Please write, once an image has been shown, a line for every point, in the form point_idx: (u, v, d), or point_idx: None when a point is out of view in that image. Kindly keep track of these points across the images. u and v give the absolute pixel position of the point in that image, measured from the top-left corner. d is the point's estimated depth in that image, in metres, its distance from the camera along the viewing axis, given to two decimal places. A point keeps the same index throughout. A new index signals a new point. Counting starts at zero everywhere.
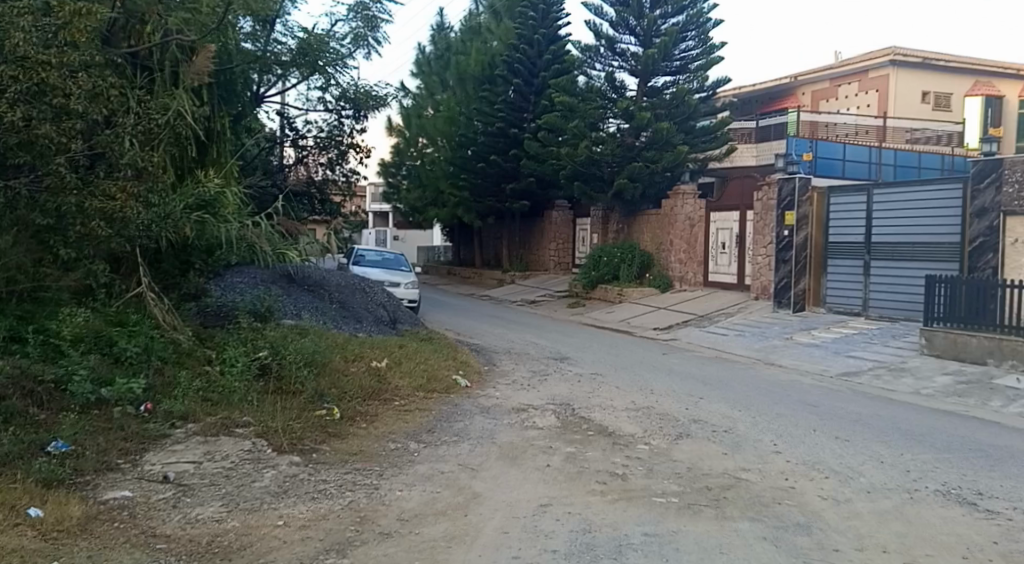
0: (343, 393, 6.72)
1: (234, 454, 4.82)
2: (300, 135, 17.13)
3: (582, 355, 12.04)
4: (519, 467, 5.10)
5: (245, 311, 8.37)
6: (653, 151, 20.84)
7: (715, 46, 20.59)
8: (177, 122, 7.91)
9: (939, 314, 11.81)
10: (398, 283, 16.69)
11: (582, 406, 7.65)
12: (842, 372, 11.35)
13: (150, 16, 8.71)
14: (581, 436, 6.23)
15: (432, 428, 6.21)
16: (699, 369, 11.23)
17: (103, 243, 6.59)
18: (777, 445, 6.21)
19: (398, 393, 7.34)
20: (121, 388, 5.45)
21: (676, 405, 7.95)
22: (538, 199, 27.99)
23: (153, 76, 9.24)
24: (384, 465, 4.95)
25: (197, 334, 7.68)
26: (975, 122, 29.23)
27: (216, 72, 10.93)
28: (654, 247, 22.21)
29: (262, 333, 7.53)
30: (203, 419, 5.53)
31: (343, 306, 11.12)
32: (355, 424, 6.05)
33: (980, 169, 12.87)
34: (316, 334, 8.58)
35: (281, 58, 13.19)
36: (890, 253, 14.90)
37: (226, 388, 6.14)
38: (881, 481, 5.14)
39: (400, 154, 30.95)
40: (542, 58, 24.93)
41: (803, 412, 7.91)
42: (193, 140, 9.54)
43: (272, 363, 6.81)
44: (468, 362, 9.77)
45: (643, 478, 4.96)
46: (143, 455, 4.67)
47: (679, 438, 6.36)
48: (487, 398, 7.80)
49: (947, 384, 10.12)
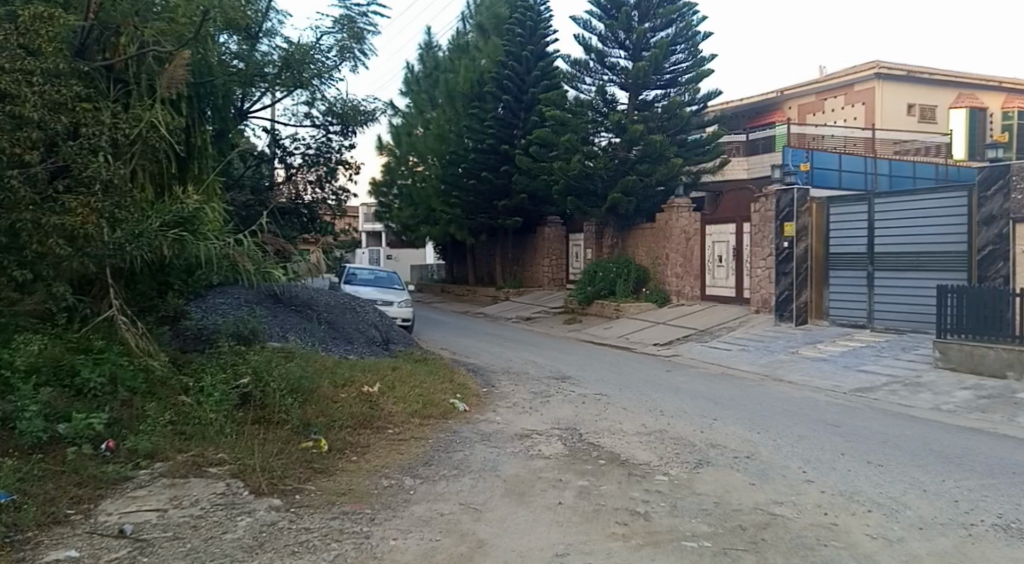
0: (332, 422, 6.17)
1: (205, 499, 4.24)
2: (288, 152, 16.60)
3: (583, 373, 11.50)
4: (527, 506, 4.54)
5: (226, 334, 7.81)
6: (646, 165, 20.41)
7: (706, 59, 20.26)
8: (152, 135, 7.41)
9: (951, 325, 11.37)
10: (391, 301, 16.10)
11: (590, 431, 7.10)
12: (855, 388, 10.84)
13: (126, 27, 8.32)
14: (592, 467, 5.68)
15: (429, 461, 5.64)
16: (706, 387, 10.70)
17: (69, 264, 6.30)
18: (807, 473, 5.69)
19: (391, 421, 6.78)
20: (79, 424, 4.87)
21: (689, 428, 7.42)
22: (531, 214, 27.51)
23: (128, 90, 8.39)
24: (376, 507, 4.37)
25: (175, 362, 7.05)
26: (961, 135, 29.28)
27: (194, 85, 9.96)
28: (650, 260, 21.73)
29: (247, 357, 6.92)
30: (173, 457, 4.96)
31: (332, 326, 10.56)
32: (344, 458, 5.49)
33: (986, 175, 12.49)
34: (303, 357, 7.99)
35: (265, 70, 12.64)
36: (893, 263, 14.48)
37: (201, 421, 5.57)
38: (931, 515, 4.60)
39: (390, 172, 30.52)
40: (530, 75, 24.56)
41: (825, 434, 7.39)
42: (171, 153, 8.75)
43: (254, 392, 6.24)
44: (467, 385, 9.17)
45: (668, 517, 4.40)
46: (99, 503, 4.08)
47: (698, 466, 5.82)
48: (488, 424, 7.22)
49: (968, 399, 9.64)
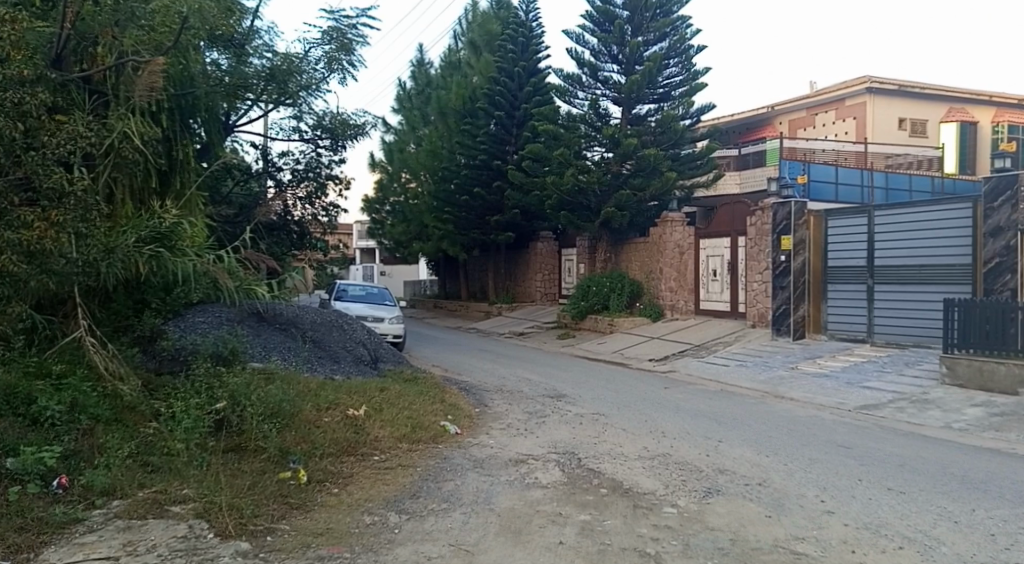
0: (313, 449, 5.71)
1: (163, 544, 3.79)
2: (277, 167, 16.13)
3: (580, 391, 11.05)
4: (524, 547, 4.09)
5: (205, 356, 7.01)
6: (640, 179, 20.09)
7: (699, 73, 20.06)
8: (126, 145, 7.03)
9: (957, 340, 11.01)
10: (382, 318, 15.63)
11: (589, 455, 6.67)
12: (861, 405, 10.45)
13: (104, 38, 7.82)
14: (594, 498, 5.24)
15: (417, 493, 5.18)
16: (709, 405, 10.28)
17: (30, 282, 5.79)
18: (826, 502, 5.35)
19: (377, 447, 6.31)
20: (27, 458, 4.38)
21: (694, 451, 7.00)
22: (523, 229, 27.09)
23: (107, 103, 7.93)
24: (357, 549, 3.92)
25: (147, 382, 6.49)
26: (952, 149, 30.05)
27: (176, 97, 9.14)
28: (644, 275, 21.34)
29: (225, 376, 6.40)
30: (133, 495, 4.48)
31: (318, 344, 10.02)
32: (325, 491, 5.02)
33: (993, 185, 12.19)
34: (286, 379, 7.46)
35: (252, 81, 12.13)
36: (894, 277, 14.15)
37: (169, 451, 5.09)
38: (968, 552, 4.21)
39: (382, 189, 30.15)
40: (522, 90, 24.11)
41: (838, 457, 6.97)
42: (151, 166, 8.09)
43: (231, 417, 5.77)
44: (458, 405, 8.70)
45: (681, 558, 3.98)
46: (41, 552, 3.64)
47: (707, 495, 5.40)
48: (481, 449, 6.78)
49: (980, 417, 9.26)
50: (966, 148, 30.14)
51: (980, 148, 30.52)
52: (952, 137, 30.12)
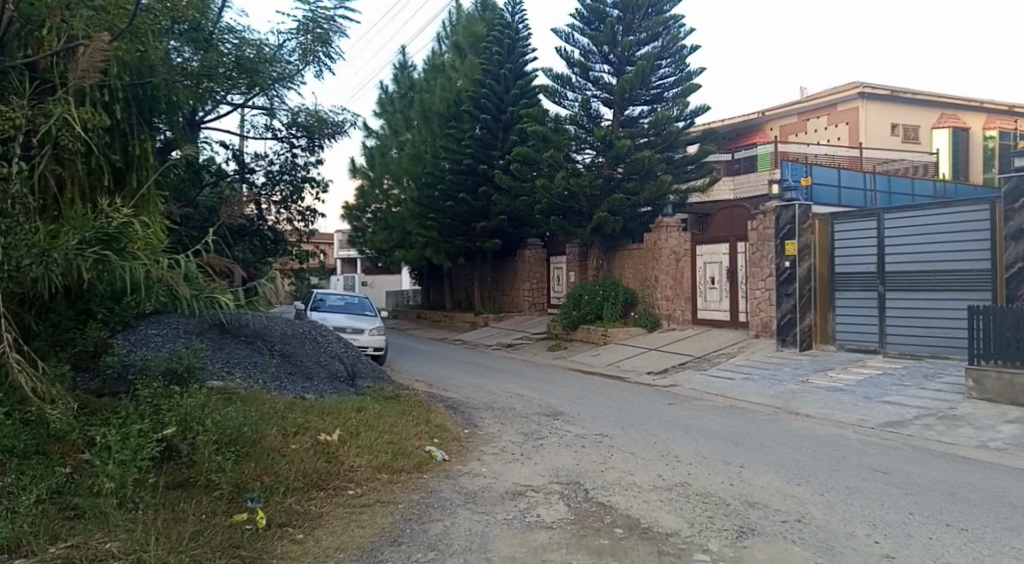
0: (276, 483, 4.87)
1: None
2: (250, 171, 15.38)
3: (576, 408, 10.21)
4: None
5: (155, 374, 6.17)
6: (634, 183, 19.32)
7: (692, 73, 19.39)
8: (66, 134, 6.31)
9: (981, 350, 10.28)
10: (362, 329, 14.78)
11: (596, 485, 5.83)
12: (884, 422, 9.65)
13: (51, 20, 6.97)
14: (608, 543, 4.40)
15: (398, 538, 4.34)
16: (716, 423, 9.42)
17: None
18: (882, 544, 4.53)
19: (352, 478, 5.48)
20: None
21: (716, 479, 6.17)
22: (512, 237, 26.30)
23: (52, 90, 6.97)
24: None
25: (85, 405, 5.62)
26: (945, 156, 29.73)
27: (135, 88, 8.13)
28: (638, 283, 20.57)
29: (177, 397, 5.53)
30: (43, 552, 3.64)
31: (288, 359, 9.14)
32: (286, 538, 4.18)
33: (1014, 186, 11.43)
34: (248, 400, 6.60)
35: (221, 73, 11.24)
36: (908, 282, 13.39)
37: (96, 491, 4.23)
38: None
39: (364, 196, 29.36)
40: (509, 93, 23.39)
41: (878, 485, 6.15)
42: (101, 158, 7.14)
43: (180, 445, 4.97)
44: (446, 426, 7.86)
45: None
46: None
47: (741, 537, 4.57)
48: (472, 479, 5.93)
49: (1017, 435, 8.46)
50: (957, 155, 29.90)
51: (971, 155, 30.44)
52: (944, 144, 29.89)
